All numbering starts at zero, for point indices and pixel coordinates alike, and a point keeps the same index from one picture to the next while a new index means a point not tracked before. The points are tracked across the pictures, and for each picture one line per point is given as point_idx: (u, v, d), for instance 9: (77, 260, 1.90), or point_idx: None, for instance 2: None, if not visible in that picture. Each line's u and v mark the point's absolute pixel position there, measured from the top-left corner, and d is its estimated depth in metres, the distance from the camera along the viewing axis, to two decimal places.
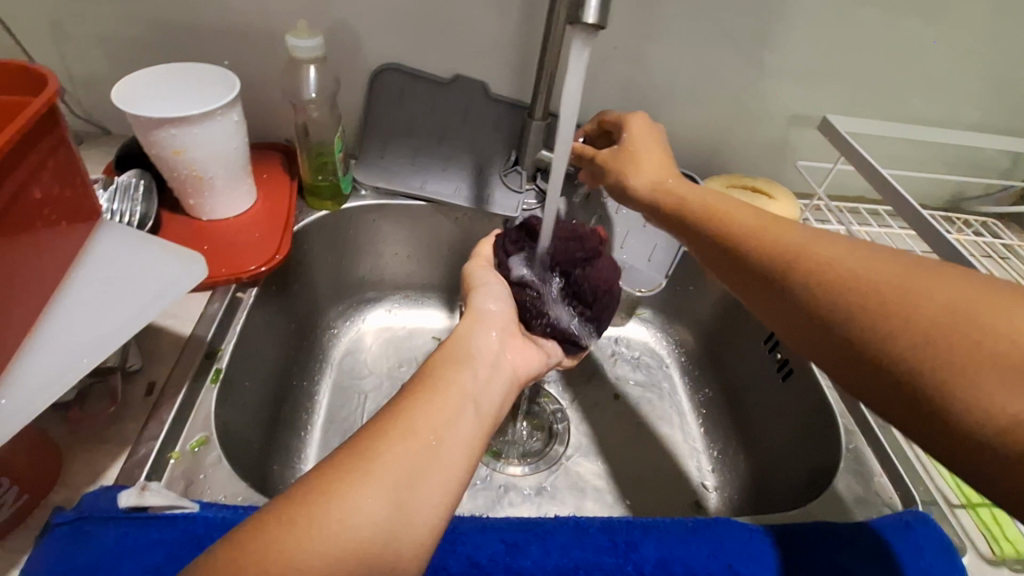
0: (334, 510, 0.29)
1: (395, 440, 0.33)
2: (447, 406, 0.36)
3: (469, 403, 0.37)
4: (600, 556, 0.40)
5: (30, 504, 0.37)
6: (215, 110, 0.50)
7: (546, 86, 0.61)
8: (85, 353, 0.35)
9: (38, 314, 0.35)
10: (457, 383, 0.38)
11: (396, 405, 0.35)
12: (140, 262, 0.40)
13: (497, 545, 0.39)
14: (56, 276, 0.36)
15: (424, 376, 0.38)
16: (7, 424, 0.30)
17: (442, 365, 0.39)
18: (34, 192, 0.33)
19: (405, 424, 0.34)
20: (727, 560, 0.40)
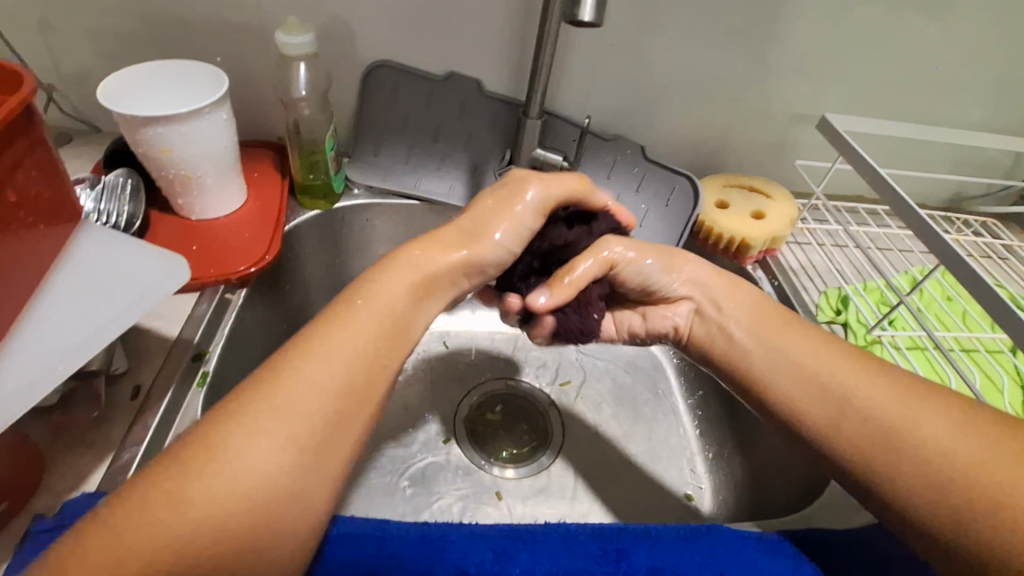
0: (227, 445, 0.32)
1: (299, 386, 0.34)
2: (362, 346, 0.37)
3: (391, 340, 0.38)
4: (590, 565, 0.39)
5: (12, 510, 0.37)
6: (202, 108, 0.49)
7: (542, 84, 0.60)
8: (59, 360, 0.34)
9: (12, 320, 0.34)
10: (380, 316, 0.38)
11: (307, 345, 0.36)
12: (122, 265, 0.40)
13: (485, 554, 0.39)
14: (33, 280, 0.36)
15: (354, 300, 0.39)
16: None
17: (373, 297, 0.39)
18: (9, 195, 0.32)
19: (311, 369, 0.35)
20: (718, 569, 0.39)
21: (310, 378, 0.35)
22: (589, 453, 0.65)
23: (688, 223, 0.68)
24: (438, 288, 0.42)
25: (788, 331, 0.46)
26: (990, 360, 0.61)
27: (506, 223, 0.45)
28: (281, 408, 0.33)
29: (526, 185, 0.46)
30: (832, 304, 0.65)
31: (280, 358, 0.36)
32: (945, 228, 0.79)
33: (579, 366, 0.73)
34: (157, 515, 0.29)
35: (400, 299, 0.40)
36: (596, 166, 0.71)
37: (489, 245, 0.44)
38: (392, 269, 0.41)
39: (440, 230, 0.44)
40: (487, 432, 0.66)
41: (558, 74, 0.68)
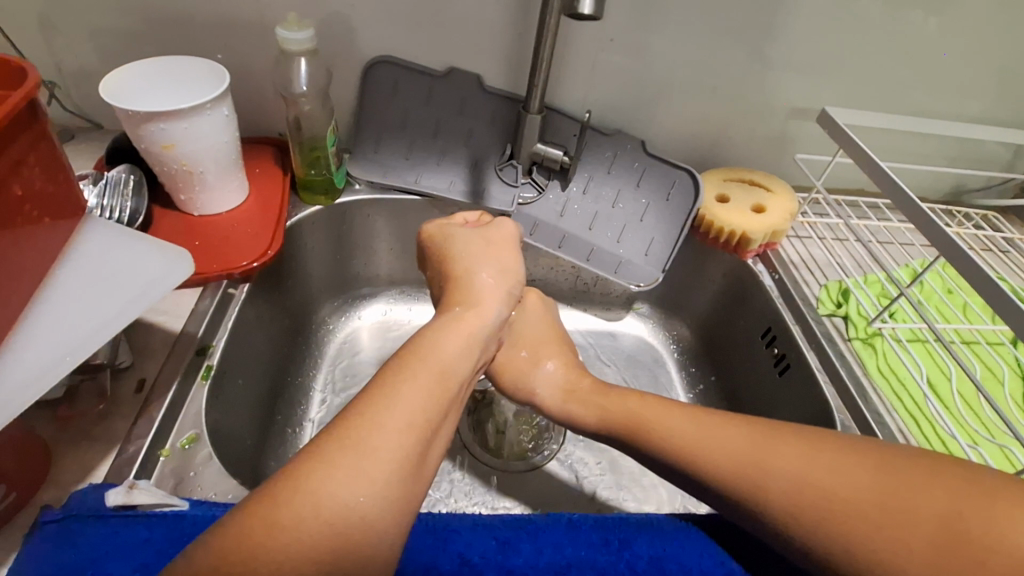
0: (315, 483, 0.32)
1: (379, 428, 0.34)
2: (430, 386, 0.38)
3: (450, 379, 0.40)
4: (592, 554, 0.39)
5: (20, 501, 0.37)
6: (204, 104, 0.50)
7: (543, 78, 0.60)
8: (67, 351, 0.34)
9: (19, 314, 0.34)
10: (438, 359, 0.40)
11: (380, 388, 0.37)
12: (127, 259, 0.40)
13: (489, 545, 0.39)
14: (39, 274, 0.36)
15: (421, 347, 0.40)
16: None
17: (427, 346, 0.41)
18: (14, 188, 0.32)
19: (393, 408, 0.36)
20: (719, 558, 0.39)
21: (387, 419, 0.35)
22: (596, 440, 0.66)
23: (689, 217, 0.68)
24: (480, 333, 0.44)
25: (614, 434, 0.46)
26: (989, 351, 0.61)
27: (487, 265, 0.50)
28: (367, 446, 0.33)
29: (452, 233, 0.53)
30: (832, 297, 0.65)
31: (358, 400, 0.36)
32: (946, 222, 0.79)
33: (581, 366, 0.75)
34: (254, 539, 0.30)
35: (450, 341, 0.42)
36: (596, 161, 0.71)
37: (480, 277, 0.49)
38: (440, 320, 0.44)
39: (455, 289, 0.48)
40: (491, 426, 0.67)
41: (558, 69, 0.68)
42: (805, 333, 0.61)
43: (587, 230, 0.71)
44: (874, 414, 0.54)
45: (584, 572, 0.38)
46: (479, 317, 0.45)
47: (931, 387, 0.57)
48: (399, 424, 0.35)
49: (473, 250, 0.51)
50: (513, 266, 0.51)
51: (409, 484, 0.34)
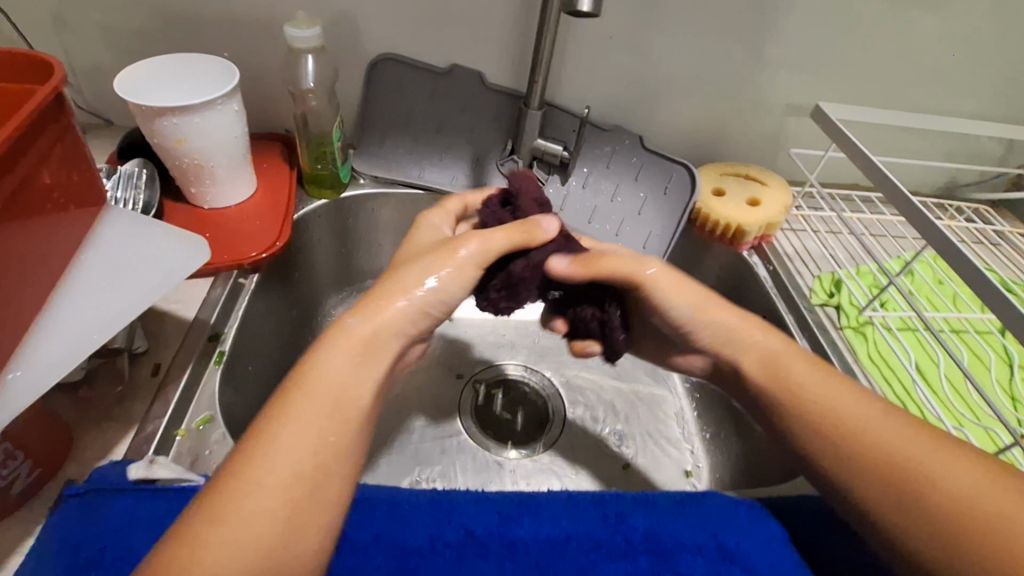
0: (195, 555, 0.30)
1: (257, 484, 0.33)
2: (317, 426, 0.35)
3: (346, 410, 0.36)
4: (592, 527, 0.41)
5: (45, 477, 0.39)
6: (215, 99, 0.51)
7: (543, 75, 0.62)
8: (94, 330, 0.35)
9: (47, 295, 0.36)
10: (322, 387, 0.36)
11: (263, 435, 0.34)
12: (146, 245, 0.41)
13: (490, 517, 0.41)
14: (64, 258, 0.37)
15: (305, 377, 0.37)
16: (22, 396, 0.32)
17: (315, 376, 0.37)
18: (44, 177, 0.34)
19: (275, 458, 0.34)
20: (713, 531, 0.42)
21: (265, 473, 0.33)
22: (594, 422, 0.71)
23: (686, 210, 0.70)
24: (384, 344, 0.40)
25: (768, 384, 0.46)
26: (978, 339, 0.62)
27: (420, 269, 0.42)
28: (246, 506, 0.32)
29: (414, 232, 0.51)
30: (825, 288, 0.66)
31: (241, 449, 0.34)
32: (938, 215, 0.81)
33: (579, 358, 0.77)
34: None
35: (344, 366, 0.38)
36: (595, 156, 0.73)
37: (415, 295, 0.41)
38: (329, 337, 0.39)
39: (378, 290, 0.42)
40: (492, 416, 0.71)
41: (558, 65, 0.70)
42: (799, 322, 0.63)
43: (587, 223, 0.73)
44: None
45: (584, 544, 0.40)
46: (373, 326, 0.40)
47: (920, 372, 0.59)
48: (282, 475, 0.33)
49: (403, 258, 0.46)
50: (451, 283, 0.42)
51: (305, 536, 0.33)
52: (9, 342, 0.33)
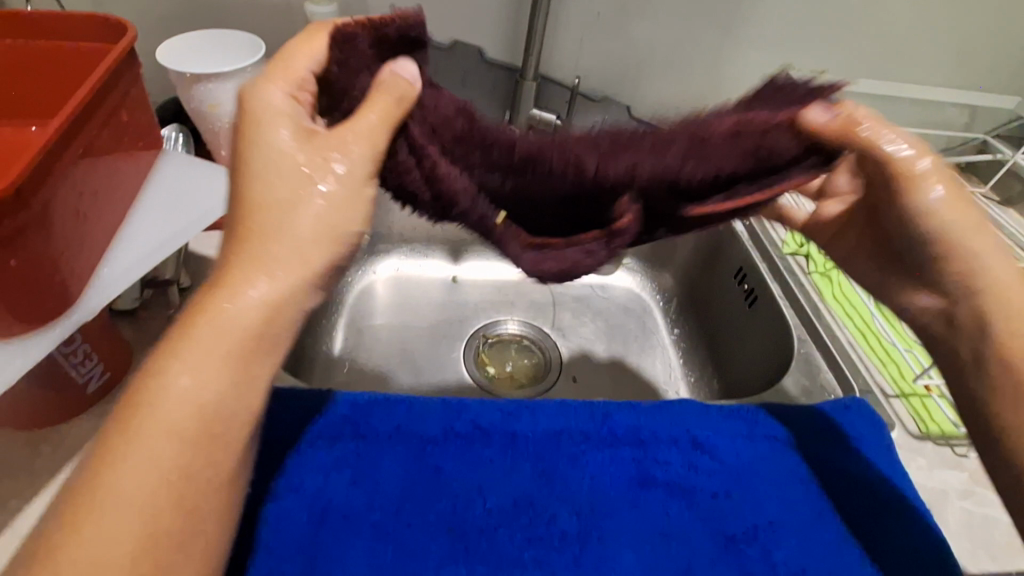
0: None
1: (117, 505, 0.28)
2: (170, 451, 0.29)
3: (223, 426, 0.31)
4: (583, 424, 0.48)
5: (113, 381, 0.46)
6: (246, 66, 0.58)
7: (537, 47, 0.68)
8: (167, 240, 0.43)
9: (125, 213, 0.43)
10: (169, 404, 0.30)
11: (106, 462, 0.29)
12: (200, 177, 0.48)
13: (492, 415, 0.47)
14: (134, 184, 0.44)
15: (155, 386, 0.30)
16: (113, 287, 0.39)
17: (167, 388, 0.30)
18: (122, 115, 0.41)
19: (133, 483, 0.29)
20: (686, 427, 0.49)
21: (124, 491, 0.28)
22: (587, 372, 0.77)
23: None
24: (274, 338, 0.34)
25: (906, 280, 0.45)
26: None
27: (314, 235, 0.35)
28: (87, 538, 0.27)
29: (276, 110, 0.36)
30: (797, 240, 0.73)
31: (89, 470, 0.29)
32: None
33: (573, 311, 0.84)
34: None
35: (214, 377, 0.31)
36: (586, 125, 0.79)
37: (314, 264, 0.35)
38: (195, 328, 0.32)
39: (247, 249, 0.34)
40: (492, 363, 0.78)
41: (551, 41, 0.76)
42: (770, 267, 0.70)
43: None
44: (826, 328, 0.63)
45: (574, 436, 0.47)
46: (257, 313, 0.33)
47: (878, 307, 0.65)
48: (148, 496, 0.29)
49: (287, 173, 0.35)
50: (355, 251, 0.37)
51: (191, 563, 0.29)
52: (100, 244, 0.40)
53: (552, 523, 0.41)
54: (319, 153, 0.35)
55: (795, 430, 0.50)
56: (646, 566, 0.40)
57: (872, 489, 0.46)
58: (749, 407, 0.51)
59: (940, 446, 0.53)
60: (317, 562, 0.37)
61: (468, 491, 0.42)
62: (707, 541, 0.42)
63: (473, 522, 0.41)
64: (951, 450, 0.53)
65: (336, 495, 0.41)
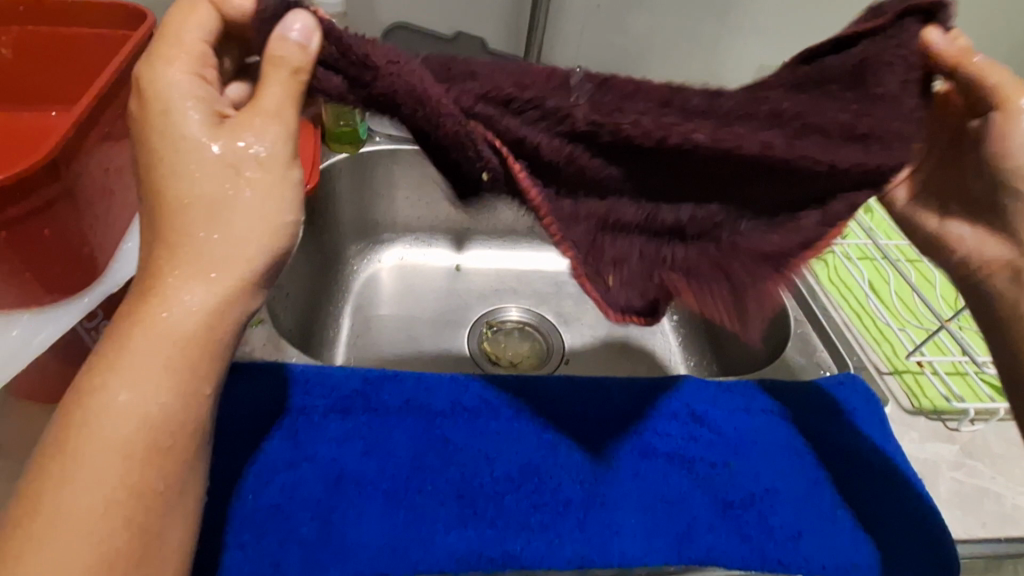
0: None
1: (64, 513, 0.29)
2: (115, 477, 0.30)
3: (170, 439, 0.32)
4: (587, 397, 0.49)
5: None
6: None
7: (539, 37, 0.69)
8: None
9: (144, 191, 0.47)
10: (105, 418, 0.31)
11: (53, 474, 0.30)
12: None
13: (497, 390, 0.49)
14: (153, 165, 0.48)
15: (95, 400, 0.31)
16: (135, 259, 0.43)
17: (103, 404, 0.31)
18: None
19: (88, 502, 0.30)
20: (686, 401, 0.50)
21: (71, 501, 0.29)
22: (590, 356, 0.79)
23: None
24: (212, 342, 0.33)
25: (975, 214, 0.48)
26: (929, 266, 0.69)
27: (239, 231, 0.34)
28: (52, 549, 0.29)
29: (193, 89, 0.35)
30: None
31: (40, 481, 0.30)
32: None
33: (575, 297, 0.85)
34: None
35: (159, 392, 0.32)
36: None
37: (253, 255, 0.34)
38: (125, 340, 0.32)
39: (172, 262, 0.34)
40: (496, 348, 0.79)
41: (553, 32, 0.78)
42: None
43: None
44: (823, 309, 0.64)
45: (579, 407, 0.48)
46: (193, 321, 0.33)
47: (873, 289, 0.67)
48: (91, 504, 0.30)
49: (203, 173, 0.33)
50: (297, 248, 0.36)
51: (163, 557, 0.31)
52: (123, 219, 0.44)
53: (557, 491, 0.43)
54: (227, 136, 0.34)
55: (791, 404, 0.51)
56: (648, 530, 0.41)
57: (868, 458, 0.47)
58: (748, 382, 0.53)
59: (932, 420, 0.55)
60: (332, 526, 0.39)
61: (475, 460, 0.44)
62: (707, 506, 0.43)
63: (481, 488, 0.42)
64: (942, 425, 0.55)
65: (348, 464, 0.42)
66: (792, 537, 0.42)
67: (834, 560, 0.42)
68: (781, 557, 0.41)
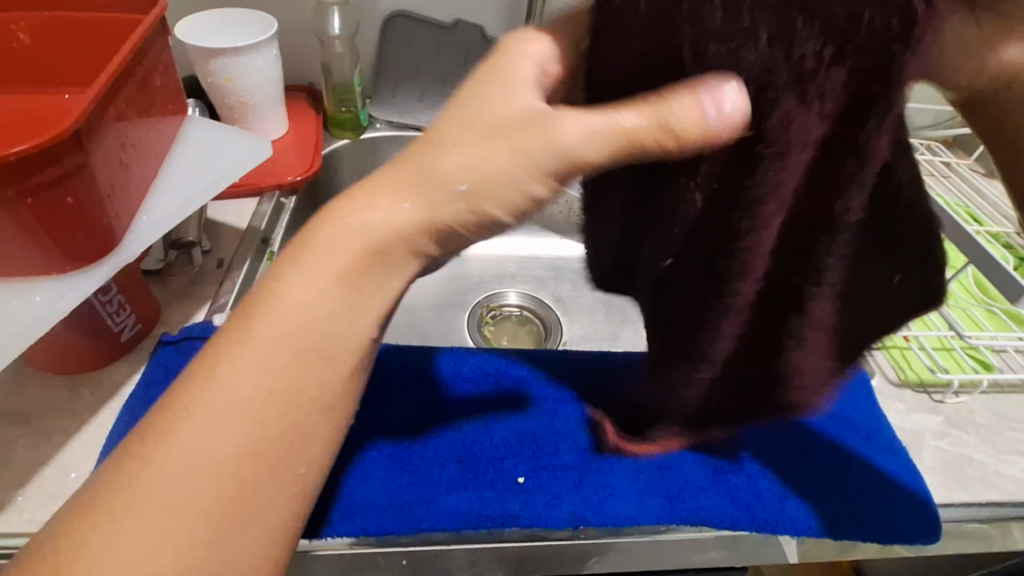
0: (111, 534, 0.27)
1: (200, 434, 0.30)
2: (288, 361, 0.31)
3: (329, 345, 0.33)
4: (581, 369, 0.52)
5: (144, 331, 0.49)
6: (258, 42, 0.61)
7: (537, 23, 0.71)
8: (197, 194, 0.49)
9: (157, 170, 0.49)
10: (276, 316, 0.32)
11: (202, 383, 0.31)
12: (222, 141, 0.54)
13: (499, 363, 0.51)
14: (165, 146, 0.51)
15: (269, 313, 0.32)
16: (150, 232, 0.46)
17: (276, 313, 0.32)
18: (155, 81, 0.47)
19: (215, 390, 0.31)
20: None
21: (207, 423, 0.30)
22: (587, 337, 0.81)
23: None
24: (371, 254, 0.34)
25: None
26: None
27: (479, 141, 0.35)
28: (184, 440, 0.29)
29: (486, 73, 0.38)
30: None
31: (170, 397, 0.31)
32: None
33: (573, 282, 0.87)
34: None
35: (331, 288, 0.33)
36: None
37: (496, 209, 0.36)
38: (289, 265, 0.34)
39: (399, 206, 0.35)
40: (494, 331, 0.81)
41: None
42: None
43: None
44: None
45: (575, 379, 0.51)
46: (363, 241, 0.34)
47: None
48: (226, 426, 0.30)
49: (440, 135, 0.36)
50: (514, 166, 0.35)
51: (273, 480, 0.31)
52: (139, 195, 0.46)
53: (554, 456, 0.44)
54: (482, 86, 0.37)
55: None
56: (641, 491, 0.43)
57: (855, 426, 0.50)
58: None
59: (917, 393, 0.57)
60: (341, 488, 0.41)
61: (475, 427, 0.46)
62: (698, 471, 0.45)
63: (481, 453, 0.44)
64: (928, 397, 0.57)
65: (380, 424, 0.45)
66: (779, 498, 0.44)
67: (820, 519, 0.44)
68: (769, 518, 0.43)
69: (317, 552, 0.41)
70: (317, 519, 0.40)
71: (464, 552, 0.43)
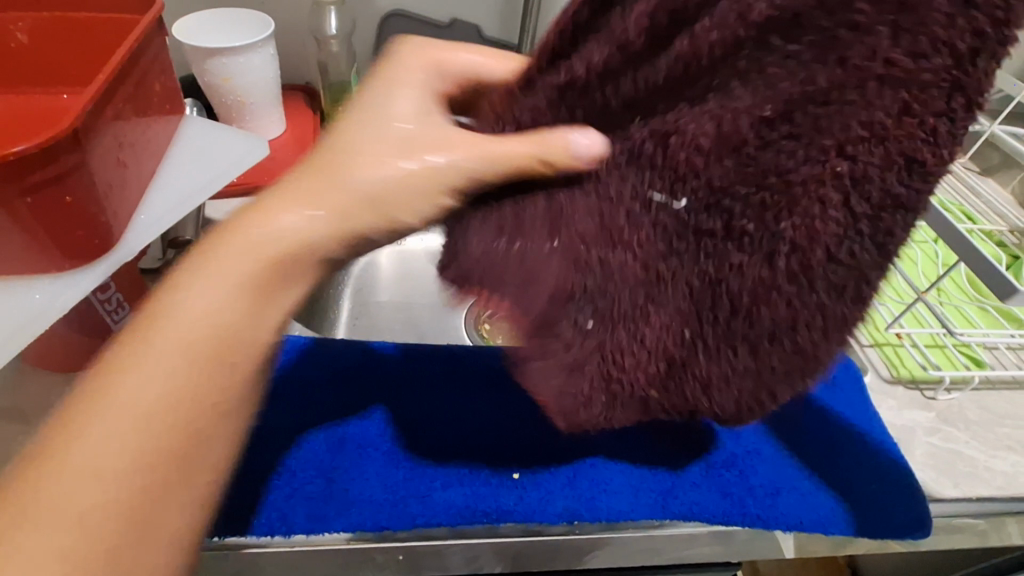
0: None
1: (99, 441, 0.27)
2: (184, 364, 0.29)
3: (237, 353, 0.30)
4: None
5: None
6: (255, 42, 0.62)
7: (534, 22, 0.71)
8: (194, 193, 0.49)
9: (154, 169, 0.50)
10: (168, 326, 0.30)
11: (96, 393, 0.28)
12: (219, 139, 0.54)
13: (496, 361, 0.51)
14: (162, 145, 0.51)
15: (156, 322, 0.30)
16: (147, 231, 0.46)
17: (173, 316, 0.30)
18: (153, 81, 0.47)
19: (117, 401, 0.28)
20: None
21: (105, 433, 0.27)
22: None
23: None
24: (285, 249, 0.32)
25: None
26: (911, 245, 0.71)
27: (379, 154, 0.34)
28: (75, 461, 0.26)
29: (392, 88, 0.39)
30: None
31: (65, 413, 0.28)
32: None
33: None
34: None
35: (229, 295, 0.31)
36: None
37: (406, 218, 0.35)
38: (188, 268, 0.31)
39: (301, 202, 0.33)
40: None
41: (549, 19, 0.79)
42: None
43: None
44: None
45: None
46: (264, 237, 0.32)
47: None
48: (127, 427, 0.27)
49: (348, 142, 0.35)
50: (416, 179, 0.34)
51: (186, 487, 0.28)
52: (136, 194, 0.47)
53: (548, 452, 0.45)
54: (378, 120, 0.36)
55: None
56: (635, 487, 0.44)
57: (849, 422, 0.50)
58: None
59: (909, 390, 0.57)
60: (335, 484, 0.41)
61: (470, 425, 0.46)
62: (690, 466, 0.45)
63: (475, 449, 0.44)
64: (919, 393, 0.57)
65: (304, 427, 0.44)
66: (770, 494, 0.45)
67: (810, 514, 0.44)
68: (761, 513, 0.44)
69: (246, 550, 0.41)
70: (243, 517, 0.40)
71: (460, 548, 0.43)
